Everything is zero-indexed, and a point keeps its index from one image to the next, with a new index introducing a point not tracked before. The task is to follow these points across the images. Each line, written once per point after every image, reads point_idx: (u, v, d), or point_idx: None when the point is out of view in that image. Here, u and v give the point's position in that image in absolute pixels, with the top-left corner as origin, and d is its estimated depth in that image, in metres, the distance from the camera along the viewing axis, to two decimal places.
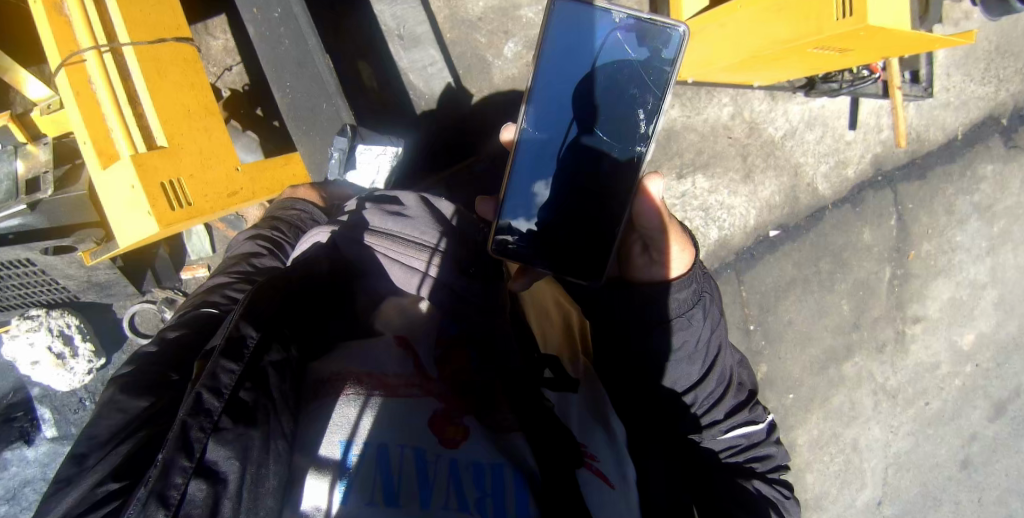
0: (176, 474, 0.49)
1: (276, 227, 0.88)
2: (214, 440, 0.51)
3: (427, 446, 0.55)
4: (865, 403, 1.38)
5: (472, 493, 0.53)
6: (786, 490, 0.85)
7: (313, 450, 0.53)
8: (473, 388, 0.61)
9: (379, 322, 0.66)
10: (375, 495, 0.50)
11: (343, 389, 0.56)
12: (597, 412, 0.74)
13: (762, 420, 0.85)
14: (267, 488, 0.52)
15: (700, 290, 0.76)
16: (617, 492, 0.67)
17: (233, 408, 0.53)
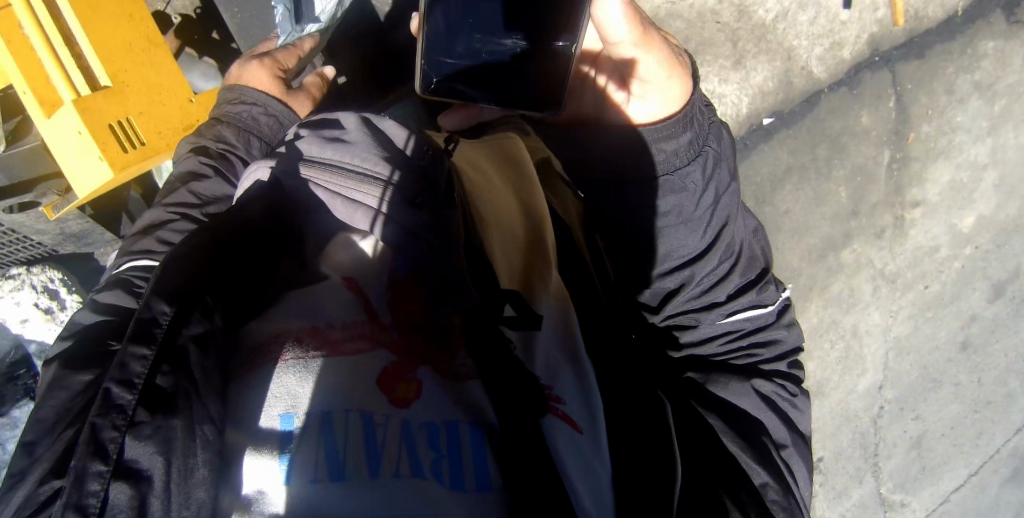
0: (90, 481, 0.43)
1: (221, 135, 0.84)
2: (132, 437, 0.46)
3: (375, 408, 0.52)
4: (864, 289, 1.35)
5: (426, 456, 0.51)
6: (794, 387, 0.79)
7: (250, 427, 0.50)
8: (428, 335, 0.57)
9: (324, 267, 0.61)
10: (319, 471, 0.48)
11: (281, 353, 0.53)
12: (569, 350, 0.65)
13: (770, 301, 0.80)
14: (198, 479, 0.47)
15: (702, 140, 0.72)
16: (587, 437, 0.59)
17: (149, 398, 0.47)
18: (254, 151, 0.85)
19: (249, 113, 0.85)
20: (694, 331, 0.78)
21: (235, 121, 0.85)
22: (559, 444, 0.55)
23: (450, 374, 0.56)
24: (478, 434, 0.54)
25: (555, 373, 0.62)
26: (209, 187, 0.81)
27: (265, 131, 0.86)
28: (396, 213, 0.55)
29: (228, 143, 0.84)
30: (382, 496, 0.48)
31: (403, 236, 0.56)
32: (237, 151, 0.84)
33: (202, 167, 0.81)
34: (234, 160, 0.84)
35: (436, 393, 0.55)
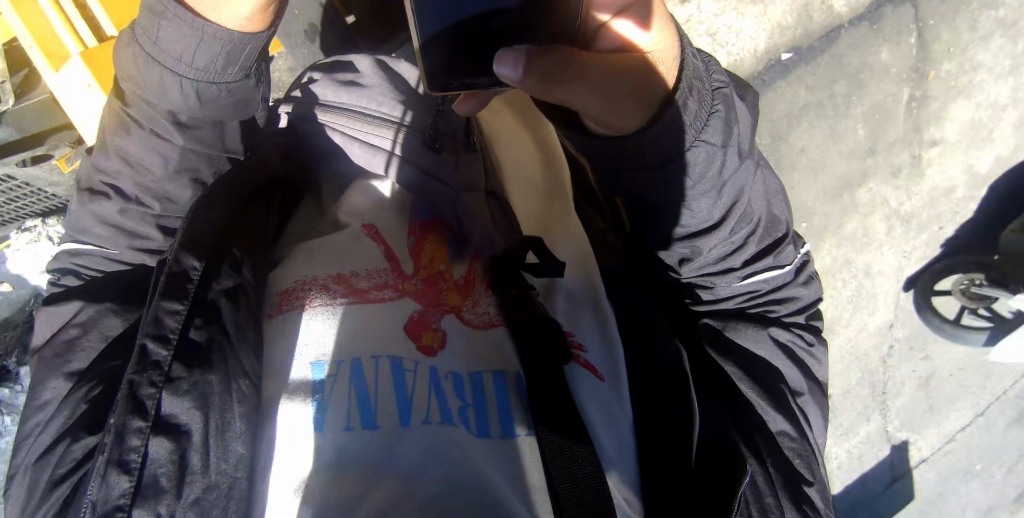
0: (131, 437, 0.44)
1: (130, 68, 0.56)
2: (169, 392, 0.46)
3: (406, 354, 0.53)
4: (878, 230, 1.16)
5: (453, 403, 0.52)
6: (813, 336, 0.73)
7: (284, 378, 0.51)
8: (454, 281, 0.59)
9: (340, 214, 0.61)
10: (353, 420, 0.49)
11: (308, 301, 0.54)
12: (591, 294, 0.64)
13: (790, 260, 0.69)
14: (235, 432, 0.48)
15: (701, 128, 0.54)
16: (608, 385, 0.59)
17: (184, 354, 0.48)
18: (181, 98, 0.57)
19: (159, 36, 0.54)
20: (708, 293, 0.69)
21: (143, 46, 0.55)
22: (582, 390, 0.57)
23: (472, 319, 0.57)
24: (502, 379, 0.54)
25: (576, 318, 0.62)
26: (138, 149, 0.60)
27: (185, 65, 0.55)
28: (410, 154, 0.62)
29: (141, 86, 0.57)
30: (414, 441, 0.49)
31: (426, 182, 0.61)
32: (156, 98, 0.57)
33: (127, 120, 0.59)
34: (156, 112, 0.58)
35: (461, 338, 0.56)
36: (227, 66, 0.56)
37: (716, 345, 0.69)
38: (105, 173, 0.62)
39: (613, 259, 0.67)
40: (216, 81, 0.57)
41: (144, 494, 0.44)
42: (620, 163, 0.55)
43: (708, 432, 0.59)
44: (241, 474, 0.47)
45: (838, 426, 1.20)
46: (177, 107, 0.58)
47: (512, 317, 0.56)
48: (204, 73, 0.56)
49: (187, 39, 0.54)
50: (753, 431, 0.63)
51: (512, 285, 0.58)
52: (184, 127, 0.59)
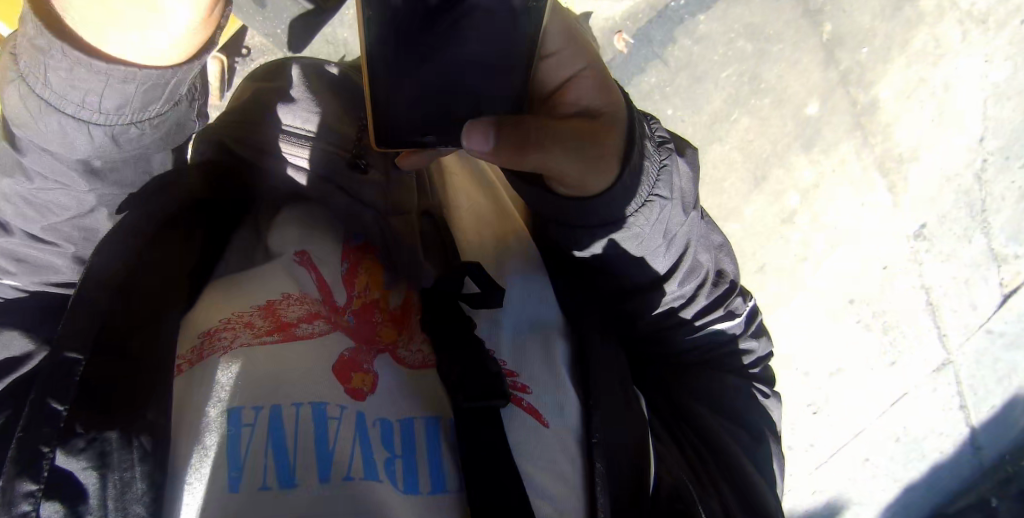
0: (20, 502, 0.41)
1: (25, 112, 0.53)
2: (64, 450, 0.43)
3: (332, 397, 0.48)
4: (950, 35, 1.13)
5: (379, 455, 0.48)
6: (767, 388, 0.69)
7: (192, 440, 0.45)
8: (387, 316, 0.56)
9: (271, 242, 0.56)
10: (268, 479, 0.45)
11: (226, 347, 0.48)
12: (537, 320, 0.59)
13: (741, 311, 0.68)
14: (136, 492, 0.43)
15: (650, 187, 0.57)
16: (553, 432, 0.52)
17: (83, 402, 0.45)
18: (90, 143, 0.55)
19: (57, 89, 0.51)
20: (661, 346, 0.67)
21: (37, 90, 0.52)
22: (522, 440, 0.51)
23: (408, 359, 0.54)
24: (434, 426, 0.51)
25: (524, 358, 0.55)
26: (48, 191, 0.58)
27: (97, 112, 0.53)
28: (319, 165, 0.58)
29: (38, 130, 0.54)
30: (335, 502, 0.44)
31: (351, 208, 0.58)
32: (59, 142, 0.54)
33: (31, 169, 0.57)
34: (62, 161, 0.56)
35: (396, 381, 0.52)
36: (145, 111, 0.54)
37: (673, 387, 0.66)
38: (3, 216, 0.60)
39: (563, 285, 0.63)
40: (134, 122, 0.55)
41: None
42: (584, 222, 0.57)
43: (665, 485, 0.55)
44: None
45: (940, 254, 1.19)
46: (88, 154, 0.55)
47: (448, 367, 0.50)
48: (118, 117, 0.54)
49: (85, 84, 0.51)
50: (716, 477, 0.60)
51: (445, 318, 0.53)
52: (97, 173, 0.58)
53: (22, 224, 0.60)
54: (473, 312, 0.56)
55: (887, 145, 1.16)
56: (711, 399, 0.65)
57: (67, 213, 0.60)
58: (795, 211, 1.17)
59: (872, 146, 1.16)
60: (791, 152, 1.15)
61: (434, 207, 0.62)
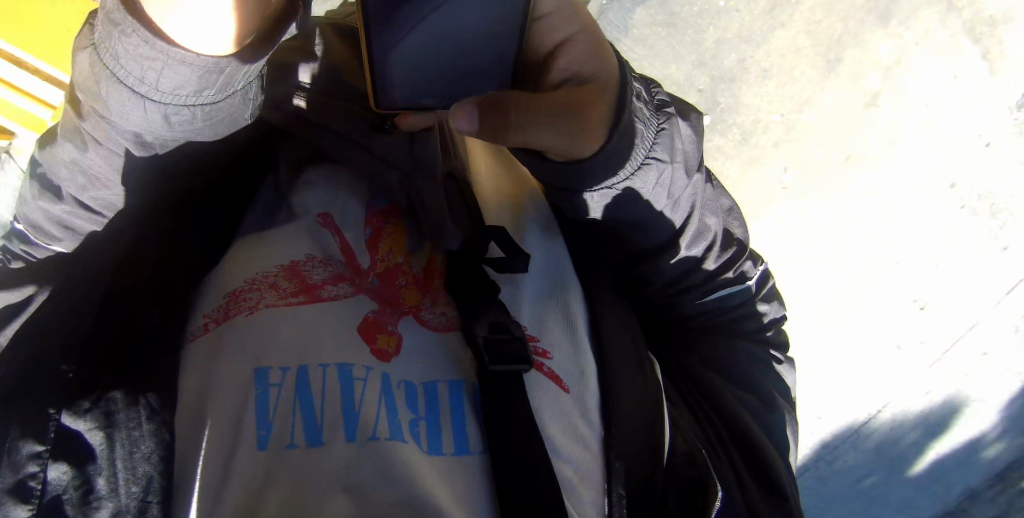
0: (27, 463, 0.44)
1: (86, 75, 0.43)
2: (69, 413, 0.46)
3: (358, 358, 0.49)
4: None
5: (404, 415, 0.48)
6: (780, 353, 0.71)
7: (214, 404, 0.46)
8: (416, 278, 0.55)
9: (294, 199, 0.56)
10: (296, 438, 0.45)
11: (252, 308, 0.49)
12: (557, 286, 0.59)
13: (752, 275, 0.69)
14: (144, 452, 0.45)
15: (646, 150, 0.56)
16: (573, 397, 0.53)
17: (87, 369, 0.48)
18: (144, 119, 0.45)
19: (126, 63, 0.41)
20: (672, 310, 0.68)
21: (103, 55, 0.42)
22: (543, 403, 0.51)
23: (432, 321, 0.54)
24: (458, 388, 0.51)
25: (546, 324, 0.56)
26: (96, 162, 0.49)
27: (155, 89, 0.43)
28: (342, 125, 0.57)
29: (98, 98, 0.44)
30: (362, 460, 0.45)
31: (371, 162, 0.58)
32: (113, 115, 0.45)
33: (84, 133, 0.47)
34: (113, 131, 0.46)
35: (419, 343, 0.52)
36: (207, 91, 0.44)
37: (686, 355, 0.67)
38: (54, 172, 0.51)
39: (585, 257, 0.65)
40: (191, 104, 0.45)
41: None
42: (576, 185, 0.56)
43: (680, 450, 0.56)
44: (152, 499, 0.44)
45: None
46: (142, 130, 0.46)
47: (480, 324, 0.51)
48: (177, 98, 0.44)
49: (150, 60, 0.41)
50: (729, 443, 0.61)
51: (464, 285, 0.53)
52: (148, 147, 0.48)
53: (74, 192, 0.51)
54: (496, 278, 0.56)
55: (976, 7, 0.92)
56: (720, 368, 0.66)
57: (116, 189, 0.51)
58: (879, 92, 0.97)
59: (959, 11, 0.92)
60: (864, 28, 0.95)
61: (457, 170, 0.61)
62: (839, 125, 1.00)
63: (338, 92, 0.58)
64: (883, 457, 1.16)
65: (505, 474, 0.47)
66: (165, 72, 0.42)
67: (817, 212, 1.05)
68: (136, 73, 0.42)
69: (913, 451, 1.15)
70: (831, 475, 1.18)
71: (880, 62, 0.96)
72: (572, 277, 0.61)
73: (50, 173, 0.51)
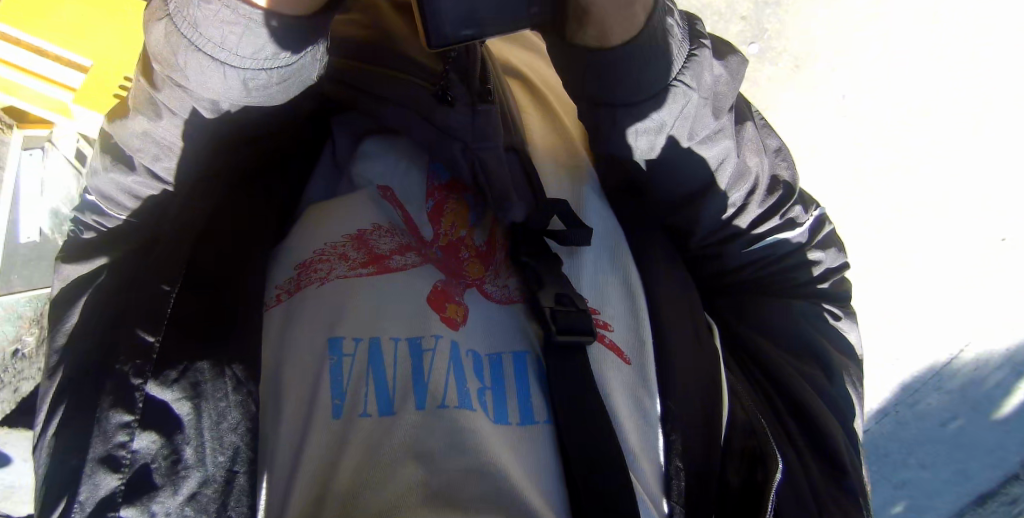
0: (117, 433, 0.45)
1: (162, 46, 0.46)
2: (157, 382, 0.47)
3: (427, 326, 0.50)
4: None
5: (471, 384, 0.49)
6: (836, 312, 0.69)
7: (293, 371, 0.49)
8: (478, 251, 0.56)
9: (355, 171, 0.58)
10: (370, 406, 0.47)
11: (324, 279, 0.52)
12: (616, 255, 0.59)
13: (802, 220, 0.66)
14: (230, 423, 0.46)
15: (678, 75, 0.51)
16: (635, 368, 0.54)
17: (174, 337, 0.49)
18: (224, 85, 0.48)
19: (207, 29, 0.44)
20: (718, 262, 0.67)
21: (180, 25, 0.44)
22: (606, 371, 0.52)
23: (494, 294, 0.55)
24: (523, 358, 0.52)
25: (606, 295, 0.56)
26: (170, 132, 0.52)
27: (234, 53, 0.45)
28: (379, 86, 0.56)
29: (175, 68, 0.46)
30: (434, 428, 0.46)
31: (437, 136, 0.55)
32: (192, 85, 0.48)
33: (158, 105, 0.50)
34: (190, 99, 0.49)
35: (482, 314, 0.53)
36: (283, 53, 0.47)
37: (738, 322, 0.68)
38: (125, 142, 0.53)
39: (637, 217, 0.64)
40: (268, 68, 0.47)
41: (137, 487, 0.44)
42: (602, 94, 0.52)
43: (739, 421, 0.56)
44: (239, 469, 0.45)
45: None
46: (218, 96, 0.49)
47: (545, 295, 0.51)
48: (256, 62, 0.46)
49: (233, 24, 0.44)
50: (786, 416, 0.62)
51: (526, 257, 0.54)
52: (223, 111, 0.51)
53: (147, 162, 0.54)
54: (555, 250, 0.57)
55: None
56: (775, 334, 0.67)
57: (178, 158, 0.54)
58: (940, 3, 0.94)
59: None
60: None
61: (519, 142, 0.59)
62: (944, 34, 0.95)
63: (366, 54, 0.57)
64: (966, 398, 1.08)
65: (570, 445, 0.48)
66: (243, 36, 0.44)
67: (917, 127, 0.99)
68: (215, 40, 0.45)
69: (1000, 393, 1.07)
70: (910, 417, 1.10)
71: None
72: (624, 244, 0.61)
73: (121, 145, 0.53)
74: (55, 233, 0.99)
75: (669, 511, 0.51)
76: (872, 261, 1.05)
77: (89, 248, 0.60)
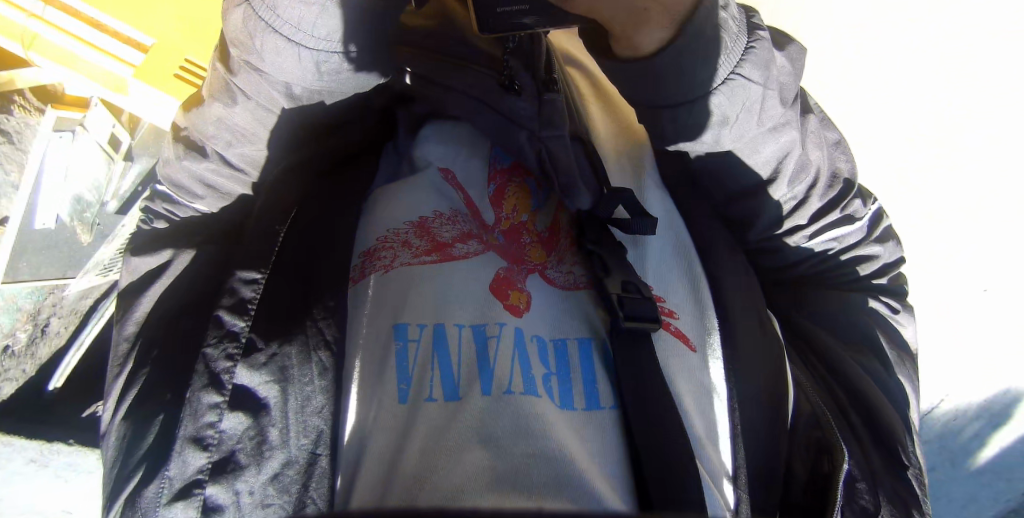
0: (205, 412, 0.46)
1: (239, 30, 0.50)
2: (245, 365, 0.48)
3: (492, 312, 0.50)
4: None
5: (537, 371, 0.49)
6: (896, 303, 0.67)
7: (366, 350, 0.50)
8: (541, 237, 0.57)
9: (415, 153, 0.59)
10: (435, 391, 0.47)
11: (388, 263, 0.52)
12: (679, 244, 0.59)
13: (861, 216, 0.64)
14: (314, 407, 0.48)
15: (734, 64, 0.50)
16: (700, 357, 0.53)
17: (261, 323, 0.50)
18: (299, 67, 0.52)
19: (286, 12, 0.49)
20: (775, 257, 0.66)
21: (258, 10, 0.49)
22: (672, 362, 0.51)
23: (558, 279, 0.55)
24: (587, 345, 0.51)
25: (669, 282, 0.56)
26: (242, 118, 0.56)
27: (309, 35, 0.50)
28: (440, 75, 0.57)
29: (253, 51, 0.51)
30: (500, 415, 0.46)
31: (505, 125, 0.56)
32: (267, 67, 0.52)
33: (234, 88, 0.54)
34: (267, 83, 0.53)
35: (547, 299, 0.53)
36: (356, 36, 0.52)
37: (797, 311, 0.67)
38: (201, 131, 0.57)
39: (695, 201, 0.63)
40: (340, 49, 0.52)
41: (224, 468, 0.46)
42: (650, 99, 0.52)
43: (804, 412, 0.56)
44: (322, 452, 0.47)
45: None
46: (294, 80, 0.53)
47: (611, 281, 0.52)
48: (329, 43, 0.51)
49: (311, 5, 0.49)
50: (847, 407, 0.60)
51: (590, 244, 0.54)
52: (295, 98, 0.56)
53: (221, 148, 0.58)
54: (618, 238, 0.57)
55: None
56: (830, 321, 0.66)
57: (263, 145, 0.59)
58: None
59: None
60: None
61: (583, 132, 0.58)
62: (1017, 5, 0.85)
63: (431, 43, 0.59)
64: (943, 449, 1.00)
65: (635, 431, 0.47)
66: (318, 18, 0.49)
67: (981, 109, 0.88)
68: (289, 23, 0.49)
69: (977, 445, 0.99)
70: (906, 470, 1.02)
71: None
72: (686, 231, 0.61)
73: (195, 133, 0.58)
74: (73, 220, 1.01)
75: (735, 507, 0.49)
76: (917, 253, 0.94)
77: (159, 237, 0.62)
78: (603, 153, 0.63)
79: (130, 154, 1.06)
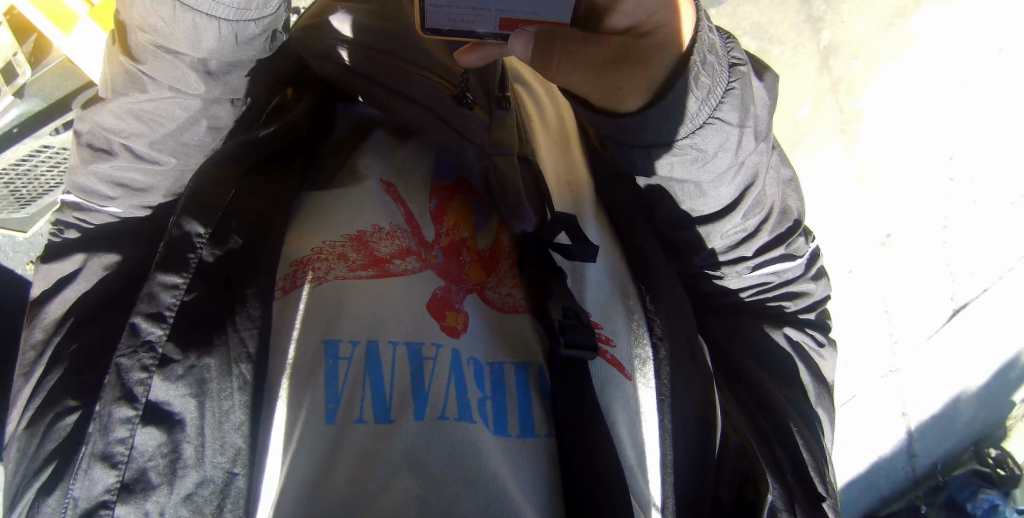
0: (116, 427, 0.42)
1: (147, 14, 0.46)
2: (161, 377, 0.44)
3: (430, 333, 0.49)
4: None
5: (473, 395, 0.48)
6: (820, 335, 0.70)
7: (286, 355, 0.48)
8: (484, 255, 0.56)
9: (358, 164, 0.57)
10: (365, 411, 0.45)
11: (320, 278, 0.50)
12: (618, 276, 0.59)
13: (802, 252, 0.67)
14: (233, 422, 0.45)
15: (713, 108, 0.50)
16: (635, 386, 0.54)
17: (181, 331, 0.46)
18: (217, 43, 0.49)
19: None
20: (717, 282, 0.67)
21: None
22: (608, 392, 0.52)
23: (496, 301, 0.54)
24: (524, 371, 0.51)
25: (607, 310, 0.56)
26: (157, 105, 0.51)
27: (229, 6, 0.47)
28: (386, 78, 0.56)
29: (165, 33, 0.47)
30: (431, 438, 0.44)
31: (455, 139, 0.55)
32: (181, 47, 0.48)
33: (143, 76, 0.49)
34: (180, 64, 0.49)
35: (484, 323, 0.52)
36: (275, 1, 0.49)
37: (729, 342, 0.68)
38: (109, 127, 0.53)
39: (637, 227, 0.62)
40: (257, 18, 0.49)
41: (132, 489, 0.42)
42: (626, 139, 0.52)
43: (730, 441, 0.57)
44: (239, 471, 0.44)
45: None
46: (212, 55, 0.50)
47: (552, 308, 0.51)
48: (248, 12, 0.48)
49: None
50: (769, 435, 0.62)
51: (531, 267, 0.53)
52: (213, 75, 0.51)
53: (132, 142, 0.53)
54: (556, 261, 0.56)
55: None
56: (753, 347, 0.67)
57: (183, 131, 0.54)
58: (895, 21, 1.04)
59: None
60: None
61: (530, 154, 0.59)
62: (930, 125, 1.07)
63: (373, 38, 0.58)
64: None
65: (570, 466, 0.46)
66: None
67: (889, 170, 1.08)
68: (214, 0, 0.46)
69: None
70: None
71: (859, 52, 1.05)
72: (622, 259, 0.62)
73: (103, 129, 0.53)
74: None
75: None
76: None
77: (68, 246, 0.57)
78: (551, 176, 0.63)
79: (22, 91, 0.80)
